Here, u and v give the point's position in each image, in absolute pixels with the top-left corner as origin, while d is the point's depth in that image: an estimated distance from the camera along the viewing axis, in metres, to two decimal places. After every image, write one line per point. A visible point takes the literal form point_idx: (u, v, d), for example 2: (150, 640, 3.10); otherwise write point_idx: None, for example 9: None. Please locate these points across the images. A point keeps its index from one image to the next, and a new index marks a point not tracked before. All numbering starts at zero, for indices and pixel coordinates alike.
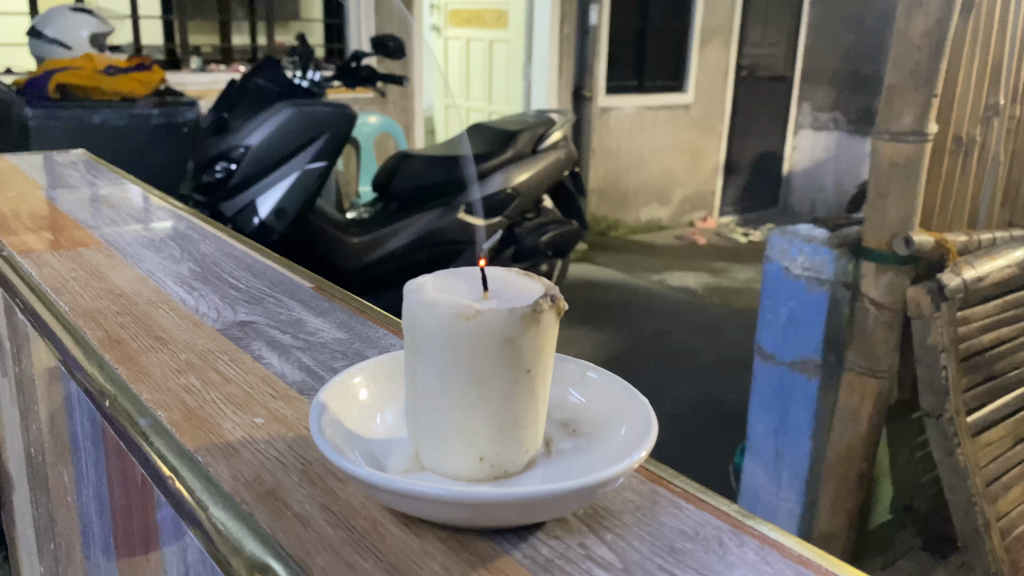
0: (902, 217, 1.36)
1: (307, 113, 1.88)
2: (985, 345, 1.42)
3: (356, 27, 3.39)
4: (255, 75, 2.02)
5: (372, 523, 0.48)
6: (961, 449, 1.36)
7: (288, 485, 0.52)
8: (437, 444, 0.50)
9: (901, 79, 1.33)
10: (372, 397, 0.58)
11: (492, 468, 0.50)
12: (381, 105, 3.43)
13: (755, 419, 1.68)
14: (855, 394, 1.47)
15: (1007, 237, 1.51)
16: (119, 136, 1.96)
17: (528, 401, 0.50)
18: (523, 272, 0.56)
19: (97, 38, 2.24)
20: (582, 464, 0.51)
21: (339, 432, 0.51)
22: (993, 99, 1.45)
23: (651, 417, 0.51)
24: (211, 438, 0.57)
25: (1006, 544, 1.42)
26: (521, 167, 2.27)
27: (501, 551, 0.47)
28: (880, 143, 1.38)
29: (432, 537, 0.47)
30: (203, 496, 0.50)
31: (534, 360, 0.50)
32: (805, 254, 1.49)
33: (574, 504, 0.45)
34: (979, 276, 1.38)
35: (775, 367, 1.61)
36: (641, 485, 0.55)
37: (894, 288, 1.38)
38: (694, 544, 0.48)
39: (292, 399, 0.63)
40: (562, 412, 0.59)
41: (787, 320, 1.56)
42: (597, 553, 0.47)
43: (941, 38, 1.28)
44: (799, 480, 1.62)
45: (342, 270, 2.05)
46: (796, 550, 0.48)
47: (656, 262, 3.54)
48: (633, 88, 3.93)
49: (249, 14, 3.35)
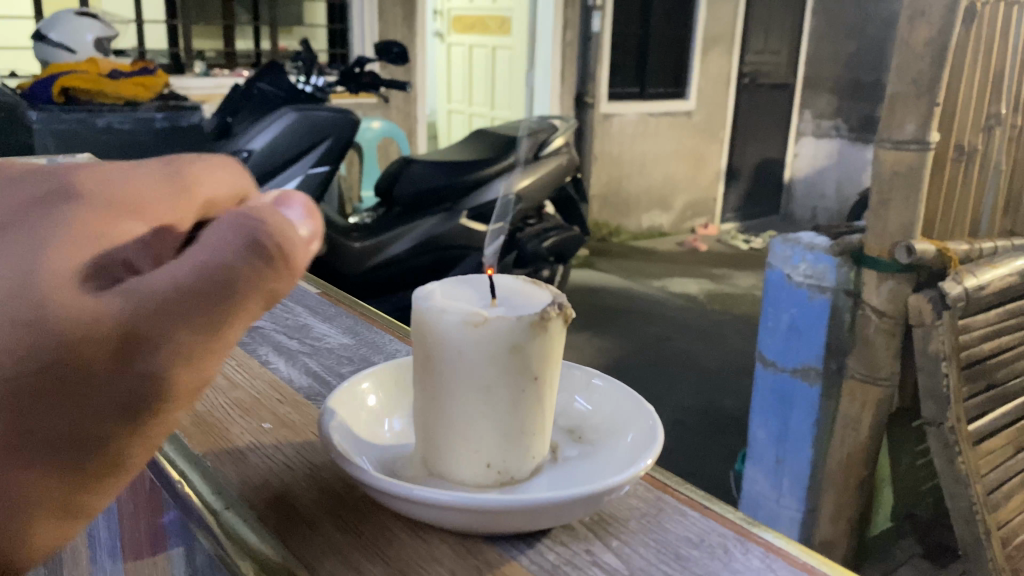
0: (904, 225, 1.37)
1: (312, 118, 1.89)
2: (986, 353, 1.42)
3: (361, 32, 3.38)
4: (258, 79, 2.04)
5: (380, 530, 0.49)
6: (962, 458, 1.36)
7: (297, 490, 0.53)
8: (445, 449, 0.51)
9: (903, 88, 1.34)
10: (381, 404, 0.58)
11: (499, 475, 0.50)
12: (384, 109, 3.44)
13: (756, 426, 1.69)
14: (857, 402, 1.47)
15: (1009, 246, 1.51)
16: (122, 140, 1.87)
17: (535, 408, 0.51)
18: (531, 280, 0.56)
19: (101, 42, 2.24)
20: (587, 471, 0.51)
21: (347, 438, 0.52)
22: (995, 108, 1.46)
23: (657, 425, 0.52)
24: (218, 443, 0.57)
25: (1006, 552, 1.42)
26: (524, 172, 2.26)
27: (508, 556, 0.47)
28: (882, 151, 1.38)
29: (440, 542, 0.48)
30: (212, 500, 0.50)
31: (541, 368, 0.50)
32: (808, 261, 1.50)
33: (579, 511, 0.45)
34: (981, 285, 1.38)
35: (777, 374, 1.62)
36: (646, 492, 0.55)
37: (896, 296, 1.39)
38: (699, 551, 0.48)
39: (298, 404, 0.63)
40: (568, 419, 0.59)
41: (789, 327, 1.57)
42: (603, 560, 0.47)
43: (944, 47, 1.29)
44: (801, 488, 1.63)
45: (343, 273, 2.06)
46: (801, 557, 0.48)
47: (658, 268, 3.54)
48: (635, 95, 3.94)
49: (253, 19, 3.36)
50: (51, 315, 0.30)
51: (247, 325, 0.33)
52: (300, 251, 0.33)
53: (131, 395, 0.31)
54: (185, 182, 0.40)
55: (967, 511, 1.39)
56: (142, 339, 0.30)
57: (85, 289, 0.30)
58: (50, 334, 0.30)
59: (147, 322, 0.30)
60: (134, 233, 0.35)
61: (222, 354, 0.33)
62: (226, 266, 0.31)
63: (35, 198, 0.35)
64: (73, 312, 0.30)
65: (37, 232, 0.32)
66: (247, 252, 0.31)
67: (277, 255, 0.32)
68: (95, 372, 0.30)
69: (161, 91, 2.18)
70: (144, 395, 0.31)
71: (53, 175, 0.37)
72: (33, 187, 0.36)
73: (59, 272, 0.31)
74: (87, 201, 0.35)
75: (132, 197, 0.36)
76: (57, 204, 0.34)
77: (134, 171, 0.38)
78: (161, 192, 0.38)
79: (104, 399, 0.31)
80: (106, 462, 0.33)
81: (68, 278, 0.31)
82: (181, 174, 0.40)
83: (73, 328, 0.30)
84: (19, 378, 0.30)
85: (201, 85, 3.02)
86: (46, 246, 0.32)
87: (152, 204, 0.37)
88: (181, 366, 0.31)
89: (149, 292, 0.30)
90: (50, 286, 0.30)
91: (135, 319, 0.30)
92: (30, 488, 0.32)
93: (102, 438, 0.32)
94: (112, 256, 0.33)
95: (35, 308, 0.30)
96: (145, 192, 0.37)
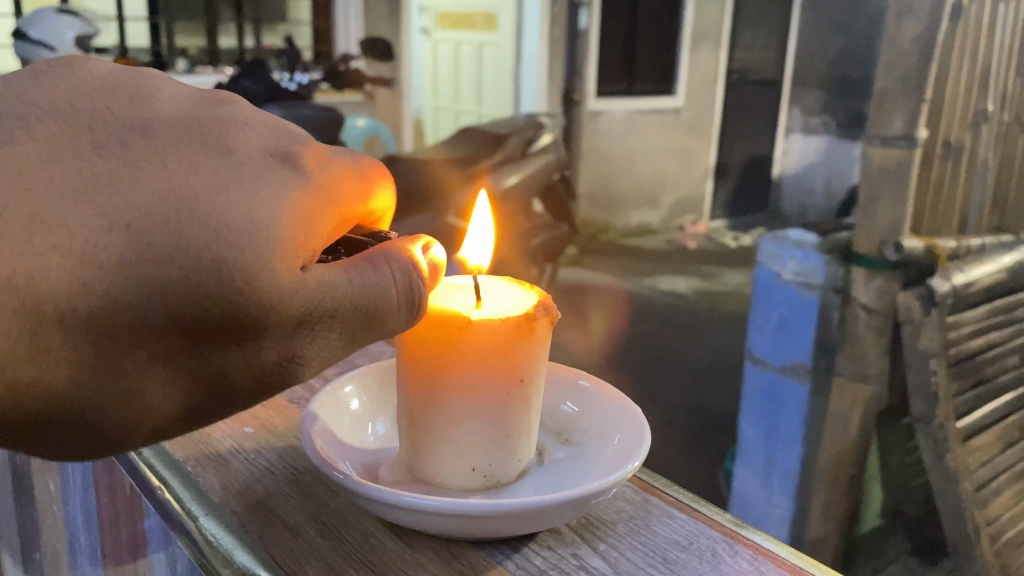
0: (893, 221, 1.37)
1: (295, 115, 1.86)
2: (976, 349, 1.42)
3: (346, 28, 3.40)
4: (242, 77, 1.99)
5: (364, 534, 0.48)
6: (951, 454, 1.36)
7: (278, 495, 0.51)
8: (432, 455, 0.49)
9: (891, 83, 1.33)
10: (363, 407, 0.57)
11: (484, 478, 0.49)
12: (368, 107, 3.40)
13: (746, 424, 1.72)
14: (846, 399, 1.48)
15: (996, 242, 1.50)
16: None
17: (522, 411, 0.50)
18: (515, 280, 0.55)
19: (82, 39, 2.21)
20: (575, 472, 0.50)
21: (328, 441, 0.50)
22: (982, 104, 1.42)
23: (645, 426, 0.50)
24: (200, 448, 0.57)
25: (995, 548, 1.42)
26: (512, 169, 2.24)
27: (495, 562, 0.46)
28: (871, 147, 1.37)
29: (425, 548, 0.47)
30: (193, 506, 0.49)
31: (526, 369, 0.49)
32: (796, 258, 1.53)
33: (567, 515, 0.44)
34: (968, 281, 1.37)
35: (766, 372, 1.64)
36: (634, 495, 0.54)
37: (885, 294, 1.38)
38: (687, 554, 0.47)
39: (282, 407, 0.63)
40: (554, 422, 0.58)
41: (778, 326, 1.60)
42: (590, 564, 0.46)
43: (931, 43, 1.28)
44: (790, 485, 1.65)
45: None
46: (789, 559, 0.47)
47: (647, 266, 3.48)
48: None
49: (236, 15, 3.32)
50: (259, 282, 0.40)
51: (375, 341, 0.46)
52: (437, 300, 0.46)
53: (276, 365, 0.43)
54: (367, 183, 0.51)
55: (956, 507, 1.39)
56: (311, 324, 0.43)
57: (287, 267, 0.41)
58: (255, 298, 0.40)
59: (321, 317, 0.43)
60: (326, 215, 0.45)
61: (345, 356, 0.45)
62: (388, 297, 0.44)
63: (266, 153, 0.46)
64: (286, 289, 0.41)
65: (268, 192, 0.43)
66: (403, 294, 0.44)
67: (418, 303, 0.45)
68: (266, 338, 0.42)
69: None
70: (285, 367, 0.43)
71: (278, 133, 0.48)
72: (268, 143, 0.47)
73: (278, 243, 0.41)
74: (306, 178, 0.46)
75: (334, 188, 0.47)
76: (281, 169, 0.45)
77: (337, 159, 0.49)
78: (354, 192, 0.49)
79: (261, 358, 0.42)
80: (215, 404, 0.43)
81: (287, 253, 0.41)
82: (365, 175, 0.51)
83: (274, 299, 0.41)
84: (212, 318, 0.40)
85: (183, 82, 2.98)
86: (278, 213, 0.42)
87: (344, 194, 0.48)
88: (318, 357, 0.44)
89: (331, 297, 0.42)
90: (275, 256, 0.41)
91: (316, 313, 0.42)
92: (165, 401, 0.42)
93: (236, 384, 0.43)
94: (314, 244, 0.43)
95: (242, 268, 0.40)
96: (342, 183, 0.48)
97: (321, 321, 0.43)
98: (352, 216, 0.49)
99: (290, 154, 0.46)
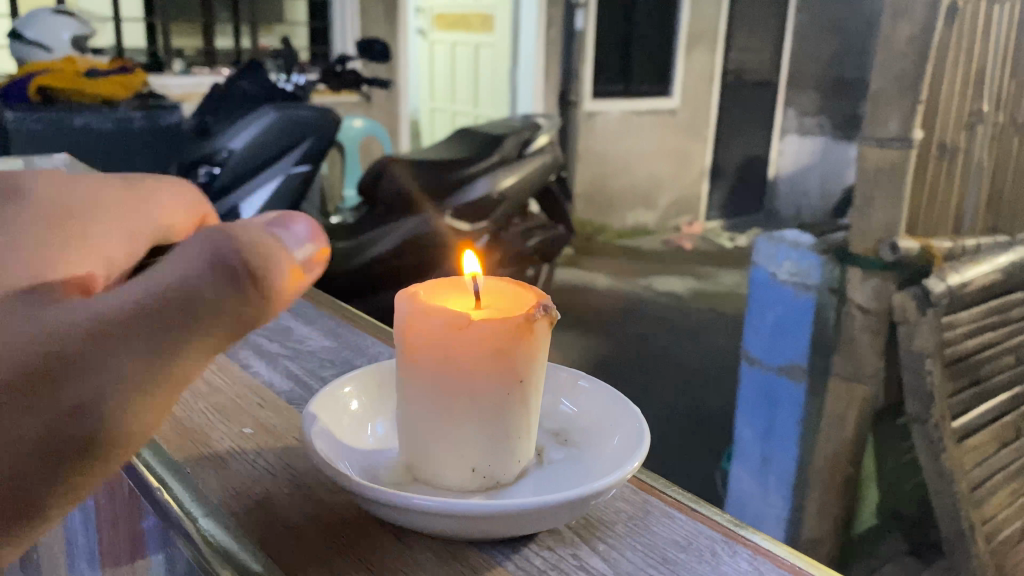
0: (889, 222, 1.37)
1: (293, 116, 1.88)
2: (972, 350, 1.43)
3: (343, 29, 3.39)
4: (238, 78, 2.01)
5: (363, 535, 0.48)
6: (947, 454, 1.37)
7: (278, 496, 0.51)
8: (430, 456, 0.50)
9: (886, 85, 1.34)
10: (363, 408, 0.57)
11: (484, 479, 0.49)
12: (365, 108, 3.41)
13: (743, 423, 1.72)
14: (842, 400, 1.48)
15: (993, 243, 1.50)
16: (99, 139, 1.93)
17: (520, 412, 0.49)
18: (517, 282, 0.55)
19: (80, 40, 2.21)
20: (575, 474, 0.50)
21: (328, 443, 0.50)
22: None
23: (644, 426, 0.50)
24: (199, 449, 0.57)
25: (991, 548, 1.43)
26: (507, 170, 2.21)
27: (494, 563, 0.46)
28: (866, 148, 1.38)
29: (425, 549, 0.47)
30: (192, 508, 0.49)
31: (527, 370, 0.49)
32: (792, 259, 1.53)
33: (565, 515, 0.44)
34: (963, 282, 1.37)
35: (762, 372, 1.65)
36: (633, 495, 0.54)
37: (880, 295, 1.40)
38: (687, 554, 0.47)
39: (281, 408, 0.63)
40: (554, 421, 0.58)
41: (774, 325, 1.59)
42: (590, 564, 0.46)
43: (926, 45, 1.29)
44: (786, 485, 1.65)
45: (331, 277, 2.06)
46: (787, 559, 0.48)
47: (643, 266, 3.50)
48: (618, 92, 3.82)
49: (233, 16, 3.33)
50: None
51: (198, 348, 0.38)
52: (267, 274, 0.39)
53: (65, 416, 0.34)
54: (136, 194, 0.51)
55: (951, 506, 1.39)
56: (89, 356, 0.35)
57: (26, 309, 0.36)
58: None
59: (97, 341, 0.35)
60: (80, 253, 0.44)
61: (164, 379, 0.37)
62: (189, 284, 0.37)
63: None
64: (24, 330, 0.35)
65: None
66: (202, 274, 0.37)
67: (231, 277, 0.38)
68: (30, 396, 0.34)
69: (140, 89, 2.17)
70: (87, 417, 0.35)
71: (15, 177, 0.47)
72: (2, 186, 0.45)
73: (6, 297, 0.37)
74: (40, 217, 0.44)
75: (80, 211, 0.46)
76: (11, 215, 0.43)
77: (89, 184, 0.49)
78: (116, 207, 0.49)
79: (36, 423, 0.34)
80: (24, 502, 0.35)
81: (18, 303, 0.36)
82: (135, 189, 0.52)
83: (14, 347, 0.35)
84: None
85: (180, 83, 2.99)
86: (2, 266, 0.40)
87: (97, 215, 0.47)
88: (126, 389, 0.36)
89: (96, 314, 0.36)
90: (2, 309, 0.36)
91: (79, 338, 0.35)
92: None
93: (27, 466, 0.34)
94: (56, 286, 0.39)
95: None
96: (93, 207, 0.47)
97: (97, 343, 0.35)
98: (134, 234, 0.49)
99: (21, 189, 0.45)
